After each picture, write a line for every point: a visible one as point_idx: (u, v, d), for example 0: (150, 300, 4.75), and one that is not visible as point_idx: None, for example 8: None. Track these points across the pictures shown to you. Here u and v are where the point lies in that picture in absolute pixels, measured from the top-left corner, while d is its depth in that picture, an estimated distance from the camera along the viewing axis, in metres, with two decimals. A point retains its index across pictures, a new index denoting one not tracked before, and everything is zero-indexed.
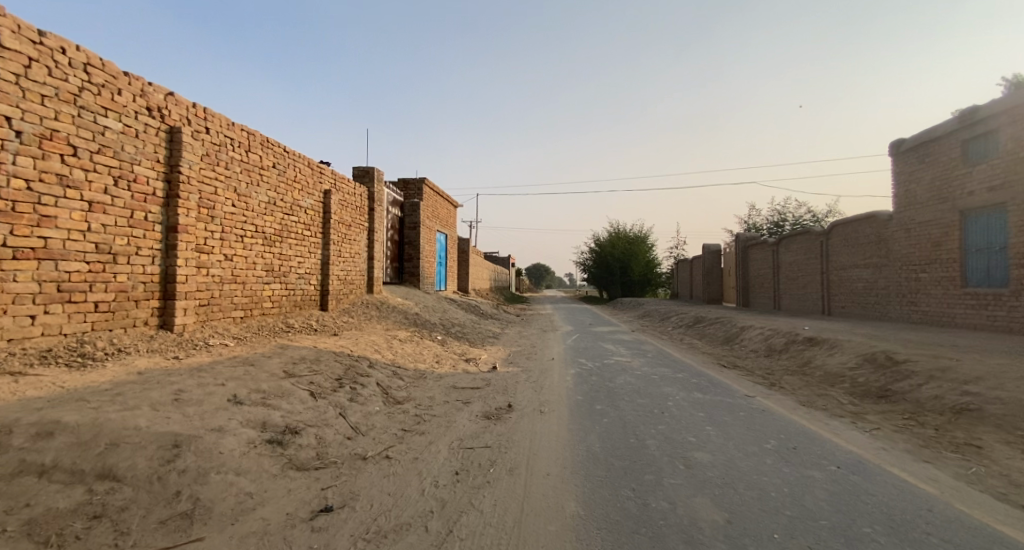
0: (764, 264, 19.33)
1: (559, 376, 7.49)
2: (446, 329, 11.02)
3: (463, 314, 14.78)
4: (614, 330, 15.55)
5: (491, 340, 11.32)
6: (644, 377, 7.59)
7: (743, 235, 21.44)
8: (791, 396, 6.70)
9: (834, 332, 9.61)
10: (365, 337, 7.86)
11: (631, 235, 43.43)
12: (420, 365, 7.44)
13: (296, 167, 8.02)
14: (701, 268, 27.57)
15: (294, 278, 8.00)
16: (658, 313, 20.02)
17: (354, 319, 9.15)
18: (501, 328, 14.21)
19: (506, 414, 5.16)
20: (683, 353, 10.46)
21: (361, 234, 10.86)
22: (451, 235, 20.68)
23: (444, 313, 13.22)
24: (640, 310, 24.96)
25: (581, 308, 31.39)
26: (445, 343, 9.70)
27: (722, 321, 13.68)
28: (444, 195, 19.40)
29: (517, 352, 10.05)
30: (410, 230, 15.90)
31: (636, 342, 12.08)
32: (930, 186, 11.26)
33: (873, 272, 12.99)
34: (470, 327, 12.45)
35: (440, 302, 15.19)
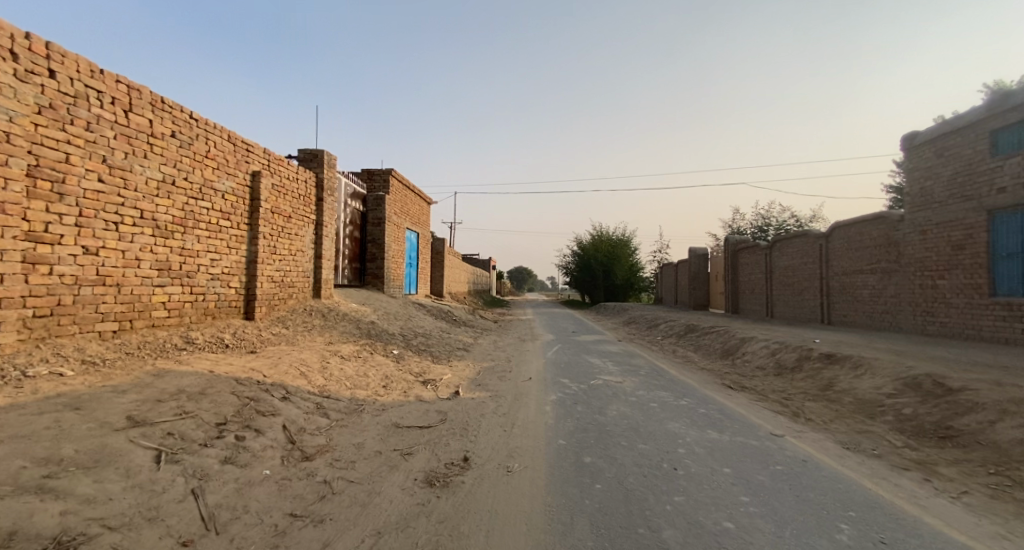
0: (755, 269, 18.11)
1: (535, 405, 6.00)
2: (405, 341, 9.43)
3: (432, 321, 13.21)
4: (598, 340, 14.12)
5: (459, 353, 9.76)
6: (641, 406, 6.14)
7: (732, 238, 20.24)
8: (827, 434, 5.30)
9: (853, 347, 8.29)
10: (292, 356, 6.26)
11: (613, 238, 42.34)
12: (360, 392, 5.88)
13: (207, 139, 6.44)
14: (686, 274, 26.41)
15: (203, 279, 6.39)
16: (645, 321, 18.65)
17: (286, 331, 7.53)
18: (474, 338, 12.65)
19: (457, 477, 3.63)
20: (680, 370, 9.04)
21: (304, 227, 9.24)
22: (423, 234, 19.07)
23: (407, 319, 11.61)
24: (624, 316, 23.61)
25: (562, 313, 30.03)
26: (401, 359, 8.12)
27: (719, 329, 12.34)
28: (415, 191, 17.78)
29: (487, 369, 8.53)
30: (375, 227, 14.29)
31: (625, 355, 10.66)
32: (950, 182, 10.05)
33: (880, 278, 11.72)
34: (437, 337, 10.85)
35: (406, 308, 13.56)
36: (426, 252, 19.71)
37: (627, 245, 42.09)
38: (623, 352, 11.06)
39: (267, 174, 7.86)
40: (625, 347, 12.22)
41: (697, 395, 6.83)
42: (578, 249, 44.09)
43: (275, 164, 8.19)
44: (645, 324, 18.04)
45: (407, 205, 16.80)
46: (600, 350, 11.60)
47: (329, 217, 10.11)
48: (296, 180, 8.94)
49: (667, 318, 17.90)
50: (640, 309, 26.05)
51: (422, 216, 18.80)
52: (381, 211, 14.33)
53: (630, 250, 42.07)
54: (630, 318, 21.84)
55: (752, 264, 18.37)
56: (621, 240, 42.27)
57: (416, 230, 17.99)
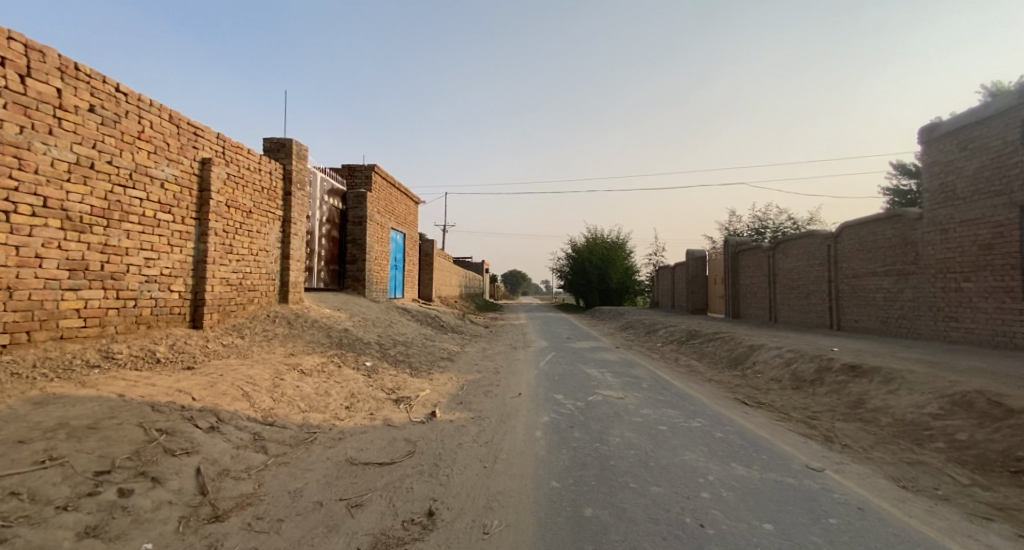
0: (757, 271, 17.25)
1: (523, 430, 5.10)
2: (381, 350, 8.49)
3: (416, 327, 12.26)
4: (594, 347, 13.22)
5: (442, 364, 8.82)
6: (647, 429, 5.24)
7: (733, 239, 19.37)
8: (871, 465, 4.42)
9: (877, 355, 7.44)
10: (237, 373, 5.32)
11: (608, 241, 41.57)
12: (316, 415, 4.95)
13: (141, 117, 5.56)
14: (684, 277, 25.51)
15: (136, 281, 5.48)
16: (643, 326, 17.78)
17: (240, 343, 6.60)
18: (460, 345, 11.71)
19: (412, 545, 2.72)
20: (686, 382, 8.15)
21: (268, 225, 8.30)
22: (410, 235, 18.12)
23: (388, 326, 10.66)
24: (620, 321, 22.73)
25: (557, 318, 29.16)
26: (374, 372, 7.18)
27: (725, 336, 11.47)
28: (401, 190, 16.84)
29: (472, 383, 7.62)
30: (356, 226, 13.35)
31: (624, 364, 9.76)
32: (975, 178, 9.05)
33: (894, 281, 10.60)
34: (419, 346, 9.90)
35: (388, 313, 12.60)
36: (413, 254, 18.76)
37: (621, 248, 41.27)
38: (621, 362, 10.15)
39: (221, 163, 6.94)
40: (624, 355, 11.32)
41: (710, 414, 5.94)
42: (572, 252, 43.25)
43: (231, 153, 7.26)
44: (643, 329, 17.15)
45: (392, 204, 15.85)
46: (596, 359, 10.67)
47: (298, 214, 9.18)
48: (259, 171, 8.01)
49: (666, 323, 17.05)
50: (637, 314, 25.19)
51: (409, 216, 17.86)
52: (362, 209, 13.40)
53: (625, 252, 41.26)
54: (627, 323, 20.96)
55: (753, 266, 17.54)
56: (616, 243, 41.45)
57: (402, 230, 17.06)
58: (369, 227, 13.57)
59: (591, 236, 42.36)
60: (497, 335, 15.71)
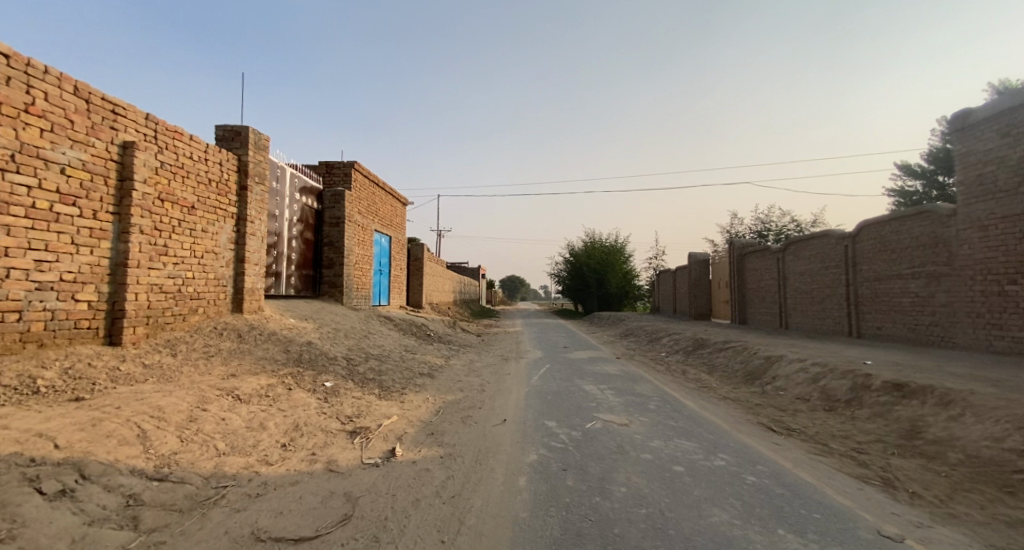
0: (766, 275, 16.00)
1: (501, 475, 4.00)
2: (348, 366, 7.39)
3: (397, 337, 11.17)
4: (592, 358, 12.18)
5: (419, 381, 7.72)
6: (661, 471, 4.13)
7: (738, 241, 18.25)
8: (961, 524, 3.31)
9: (922, 369, 6.35)
10: (143, 404, 4.24)
11: (607, 245, 40.51)
12: (235, 459, 3.86)
13: (29, 88, 4.63)
14: (687, 281, 24.40)
15: (20, 287, 4.49)
16: (645, 334, 16.69)
17: (168, 362, 5.51)
18: (446, 357, 10.61)
19: None
20: (699, 401, 7.05)
21: (215, 223, 7.27)
22: (397, 239, 17.08)
23: (362, 337, 9.56)
24: (620, 328, 21.62)
25: (555, 325, 28.05)
26: (332, 395, 6.09)
27: (737, 344, 10.40)
28: (387, 190, 15.81)
29: (450, 405, 6.52)
30: (333, 228, 12.30)
31: (627, 379, 8.68)
32: (1016, 168, 8.00)
33: (924, 284, 9.36)
34: (395, 359, 8.80)
35: (367, 322, 11.50)
36: (401, 258, 17.67)
37: (620, 252, 40.20)
38: (623, 376, 9.05)
39: (149, 148, 5.95)
40: (626, 368, 10.23)
41: (734, 445, 4.86)
42: (569, 257, 42.22)
43: (166, 137, 6.26)
44: (645, 337, 16.06)
45: (376, 205, 14.81)
46: (595, 372, 9.57)
47: (255, 212, 8.13)
48: (202, 160, 7.00)
49: (670, 330, 15.97)
50: (638, 320, 24.12)
51: (396, 218, 16.84)
52: (340, 209, 12.34)
53: (623, 256, 40.17)
54: (628, 330, 19.88)
55: (761, 269, 16.50)
56: (614, 247, 40.40)
57: (388, 233, 16.02)
58: (348, 229, 12.52)
59: (589, 240, 41.35)
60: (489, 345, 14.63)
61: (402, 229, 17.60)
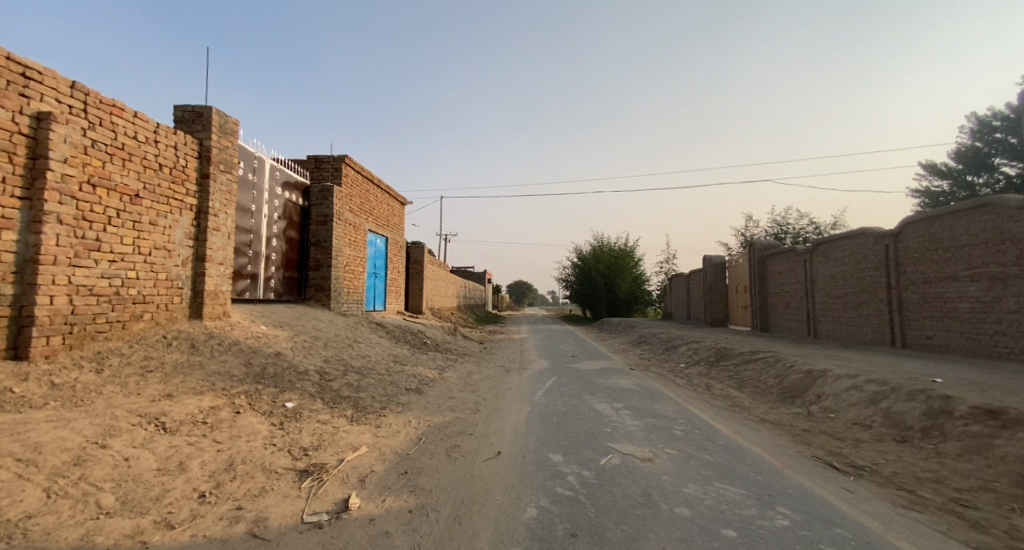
0: (790, 278, 14.76)
1: (486, 544, 2.91)
2: (320, 382, 6.36)
3: (388, 346, 10.13)
4: (603, 369, 11.04)
5: (403, 399, 6.65)
6: (709, 537, 3.01)
7: (757, 242, 17.06)
8: None
9: (1012, 390, 5.16)
10: (16, 440, 3.23)
11: (616, 249, 39.36)
12: (119, 522, 2.82)
13: None
14: (702, 285, 23.22)
15: None
16: (659, 342, 15.54)
17: (86, 381, 4.50)
18: (440, 369, 9.55)
19: None
20: (733, 425, 5.91)
21: (167, 215, 6.28)
22: (394, 240, 16.10)
23: (345, 346, 8.53)
24: (631, 335, 20.45)
25: (562, 331, 26.92)
26: (291, 419, 5.05)
27: (767, 355, 9.23)
28: (382, 187, 14.84)
29: (434, 431, 5.45)
30: (320, 226, 11.33)
31: (644, 396, 7.55)
32: None
33: (984, 288, 8.14)
34: (380, 372, 7.76)
35: (355, 329, 10.48)
36: (398, 260, 16.69)
37: (629, 256, 38.99)
38: (640, 392, 7.92)
39: (74, 122, 5.00)
40: (642, 382, 9.09)
41: (793, 493, 3.74)
42: (577, 261, 41.08)
43: (99, 111, 5.31)
44: (659, 346, 14.90)
45: (369, 203, 13.84)
46: (607, 387, 8.45)
47: (220, 204, 7.13)
48: (150, 142, 6.04)
49: (686, 338, 14.81)
50: (650, 326, 22.94)
51: (392, 218, 15.85)
52: (328, 205, 11.37)
53: (633, 261, 38.95)
54: (640, 338, 18.71)
55: (784, 272, 15.29)
56: (623, 250, 39.19)
57: (383, 233, 15.03)
58: (336, 228, 11.53)
59: (597, 243, 40.19)
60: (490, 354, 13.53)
61: (400, 229, 16.62)
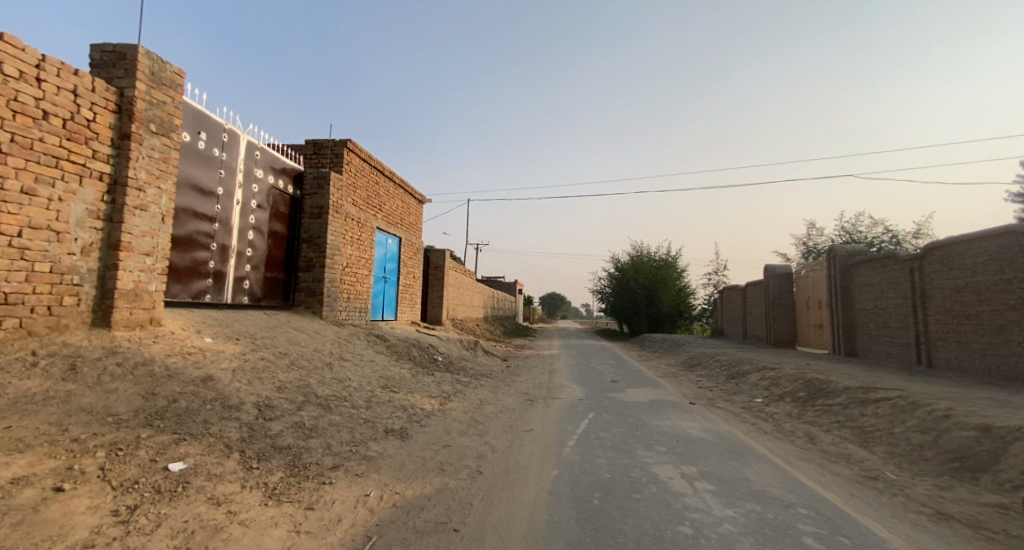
0: (889, 291, 12.12)
1: None
2: (254, 423, 4.39)
3: (384, 366, 8.20)
4: (653, 402, 8.75)
5: (373, 451, 4.63)
6: None
7: (840, 248, 14.36)
8: None
9: None
10: None
11: (658, 259, 36.68)
12: None
13: None
14: (762, 299, 20.75)
15: None
16: (716, 367, 13.05)
17: None
18: (445, 397, 7.52)
19: None
20: (899, 526, 3.55)
21: (56, 182, 4.45)
22: (408, 241, 14.32)
23: (321, 367, 6.62)
24: (679, 356, 17.93)
25: (597, 347, 24.56)
26: (161, 499, 3.05)
27: (888, 396, 6.73)
28: (395, 181, 13.10)
29: (399, 521, 3.35)
30: (314, 220, 9.58)
31: (725, 455, 5.24)
32: None
33: None
34: (356, 404, 5.79)
35: (347, 344, 8.59)
36: (412, 264, 14.90)
37: (673, 267, 36.18)
38: (716, 447, 5.60)
39: None
40: (711, 427, 6.75)
41: None
42: (615, 272, 38.54)
43: None
44: (717, 372, 12.42)
45: (378, 197, 12.07)
46: (666, 434, 6.18)
47: (147, 176, 5.27)
48: (27, 78, 4.24)
49: (750, 362, 12.31)
50: (698, 345, 20.35)
51: (406, 217, 14.09)
52: (324, 196, 9.62)
53: (677, 273, 36.11)
54: (689, 359, 16.23)
55: (881, 285, 12.56)
56: (666, 262, 36.43)
57: (394, 233, 13.25)
58: (333, 222, 9.76)
59: (637, 254, 37.58)
60: (513, 375, 11.43)
61: (414, 230, 14.84)
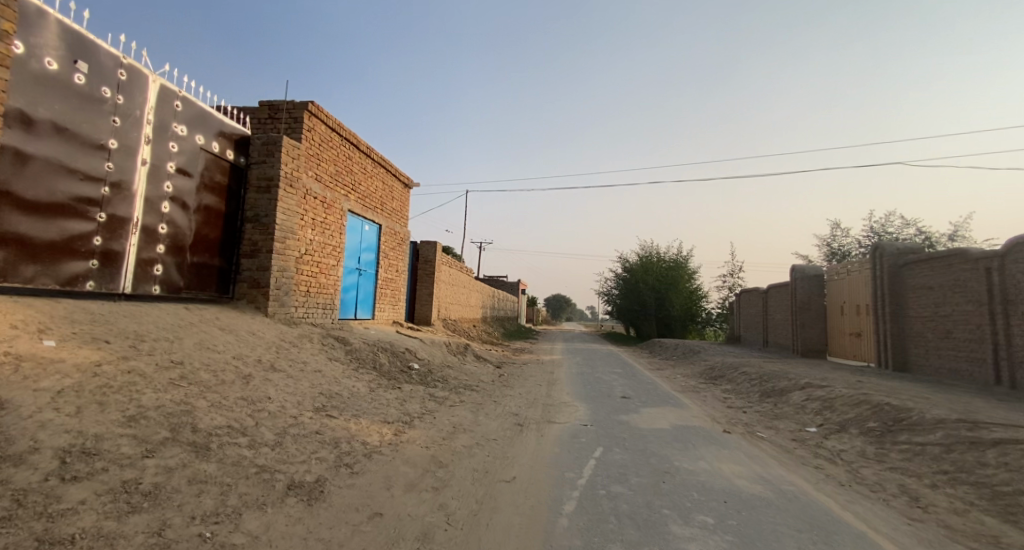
0: (954, 296, 10.35)
1: None
2: (32, 489, 2.57)
3: (332, 379, 6.39)
4: (678, 432, 6.88)
5: (244, 533, 2.83)
6: None
7: (890, 246, 12.58)
8: None
9: None
10: None
11: (668, 260, 34.85)
12: None
13: None
14: (788, 304, 19.31)
15: None
16: (742, 383, 11.17)
17: None
18: (405, 422, 5.70)
19: None
20: None
21: None
22: (389, 228, 12.54)
23: (228, 382, 4.80)
24: (695, 365, 16.05)
25: (603, 352, 22.77)
26: None
27: (1013, 439, 4.86)
28: (372, 158, 11.32)
29: None
30: (260, 195, 7.78)
31: (807, 538, 3.40)
32: None
33: None
34: (259, 441, 3.96)
35: (289, 349, 6.80)
36: (395, 255, 13.12)
37: (684, 269, 34.22)
38: (787, 520, 3.73)
39: None
40: (766, 476, 4.88)
41: None
42: (623, 272, 36.63)
43: None
44: (745, 389, 10.53)
45: (348, 174, 10.29)
46: (707, 492, 4.31)
47: None
48: None
49: (785, 378, 10.41)
50: (714, 353, 18.46)
51: (386, 201, 12.33)
52: (274, 165, 7.82)
53: (689, 275, 34.18)
54: (707, 370, 14.35)
55: (943, 289, 10.74)
56: (677, 263, 34.48)
57: (370, 218, 11.47)
58: (285, 198, 7.96)
59: (646, 254, 35.72)
60: (503, 388, 9.58)
61: (398, 216, 13.10)
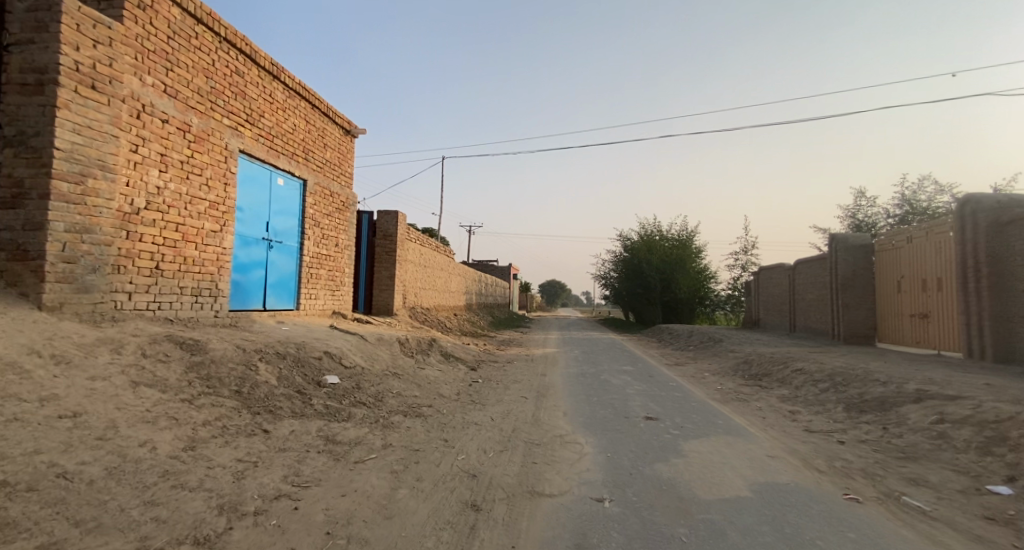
0: None
1: None
2: None
3: (96, 431, 3.16)
4: (772, 505, 3.71)
5: None
6: None
7: (986, 200, 9.69)
8: None
9: None
10: None
11: (672, 238, 31.78)
12: None
13: None
14: (827, 281, 16.39)
15: None
16: (804, 392, 8.06)
17: None
18: (200, 543, 2.47)
19: None
20: None
21: None
22: (318, 186, 9.30)
23: None
24: (722, 358, 13.02)
25: (606, 342, 19.78)
26: None
27: None
28: (282, 82, 8.02)
29: None
30: (26, 99, 4.46)
31: None
32: None
33: None
34: None
35: (35, 364, 3.53)
36: (331, 223, 9.87)
37: (690, 248, 31.15)
38: None
39: None
40: None
41: None
42: (623, 253, 33.51)
43: None
44: (817, 401, 7.41)
45: (236, 97, 7.00)
46: None
47: None
48: None
49: (873, 383, 7.31)
50: (739, 342, 15.44)
51: (310, 149, 9.06)
52: (46, 48, 4.47)
53: (696, 255, 31.15)
54: (742, 367, 11.27)
55: None
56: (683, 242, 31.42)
57: (282, 168, 8.19)
58: (80, 106, 4.68)
59: (647, 232, 32.62)
60: (467, 411, 6.38)
61: (331, 171, 9.84)
